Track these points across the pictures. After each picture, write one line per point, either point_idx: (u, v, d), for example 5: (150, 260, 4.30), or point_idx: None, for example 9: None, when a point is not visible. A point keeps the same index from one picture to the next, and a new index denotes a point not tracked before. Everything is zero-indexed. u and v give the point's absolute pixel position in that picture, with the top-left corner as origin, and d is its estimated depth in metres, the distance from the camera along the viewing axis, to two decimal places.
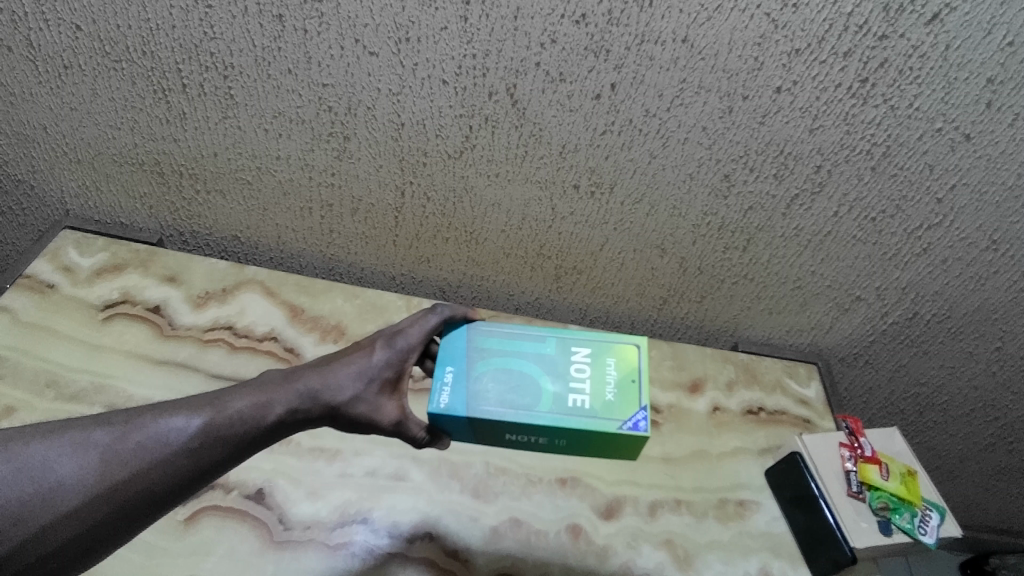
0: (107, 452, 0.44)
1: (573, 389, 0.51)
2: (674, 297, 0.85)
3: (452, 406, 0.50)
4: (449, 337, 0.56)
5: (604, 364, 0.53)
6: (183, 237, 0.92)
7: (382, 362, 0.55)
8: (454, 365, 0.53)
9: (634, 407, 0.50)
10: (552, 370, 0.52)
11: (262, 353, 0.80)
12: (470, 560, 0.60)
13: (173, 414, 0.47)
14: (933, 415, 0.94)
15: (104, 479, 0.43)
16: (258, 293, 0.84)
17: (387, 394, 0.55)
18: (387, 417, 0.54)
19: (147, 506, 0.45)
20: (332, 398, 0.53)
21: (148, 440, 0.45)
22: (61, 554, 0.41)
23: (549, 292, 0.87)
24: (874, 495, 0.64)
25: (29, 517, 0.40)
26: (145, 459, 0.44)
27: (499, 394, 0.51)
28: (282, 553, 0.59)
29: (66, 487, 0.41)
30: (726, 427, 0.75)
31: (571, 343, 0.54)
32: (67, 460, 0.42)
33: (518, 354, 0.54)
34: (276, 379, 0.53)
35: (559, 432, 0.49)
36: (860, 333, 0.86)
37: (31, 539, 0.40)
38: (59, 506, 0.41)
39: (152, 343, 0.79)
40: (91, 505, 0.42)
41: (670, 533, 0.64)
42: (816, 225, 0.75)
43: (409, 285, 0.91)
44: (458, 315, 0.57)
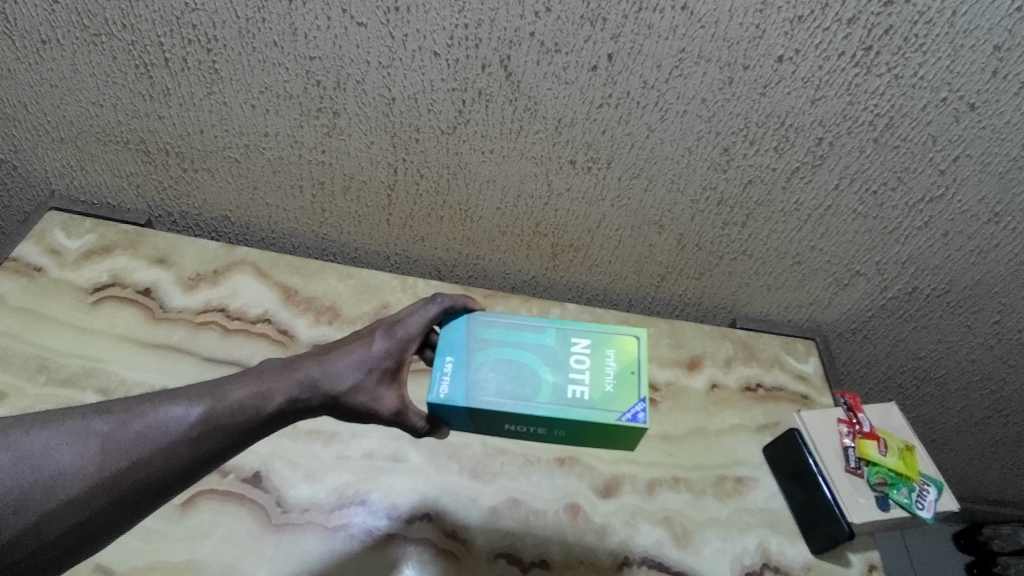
0: (108, 440, 0.43)
1: (573, 380, 0.50)
2: (672, 274, 0.84)
3: (452, 396, 0.49)
4: (450, 326, 0.55)
5: (603, 356, 0.52)
6: (172, 217, 0.90)
7: (382, 351, 0.54)
8: (453, 354, 0.52)
9: (633, 399, 0.49)
10: (552, 361, 0.52)
11: (255, 336, 0.78)
12: (469, 541, 0.60)
13: (173, 403, 0.46)
14: (930, 388, 0.94)
15: (105, 468, 0.42)
16: (250, 274, 0.83)
17: (387, 383, 0.54)
18: (387, 407, 0.53)
19: (147, 494, 0.44)
20: (331, 388, 0.52)
21: (148, 428, 0.44)
22: (63, 541, 0.41)
23: (546, 270, 0.86)
24: (872, 471, 0.64)
25: (30, 505, 0.39)
26: (146, 447, 0.44)
27: (499, 384, 0.50)
28: (280, 536, 0.59)
29: (67, 475, 0.41)
30: (724, 404, 0.74)
31: (571, 335, 0.54)
32: (68, 447, 0.42)
33: (519, 345, 0.53)
34: (276, 368, 0.52)
35: (558, 423, 0.49)
36: (859, 308, 0.85)
37: (32, 527, 0.39)
38: (61, 494, 0.40)
39: (143, 326, 0.78)
40: (92, 493, 0.41)
41: (668, 510, 0.64)
42: (816, 199, 0.73)
43: (404, 265, 0.90)
44: (459, 304, 0.56)
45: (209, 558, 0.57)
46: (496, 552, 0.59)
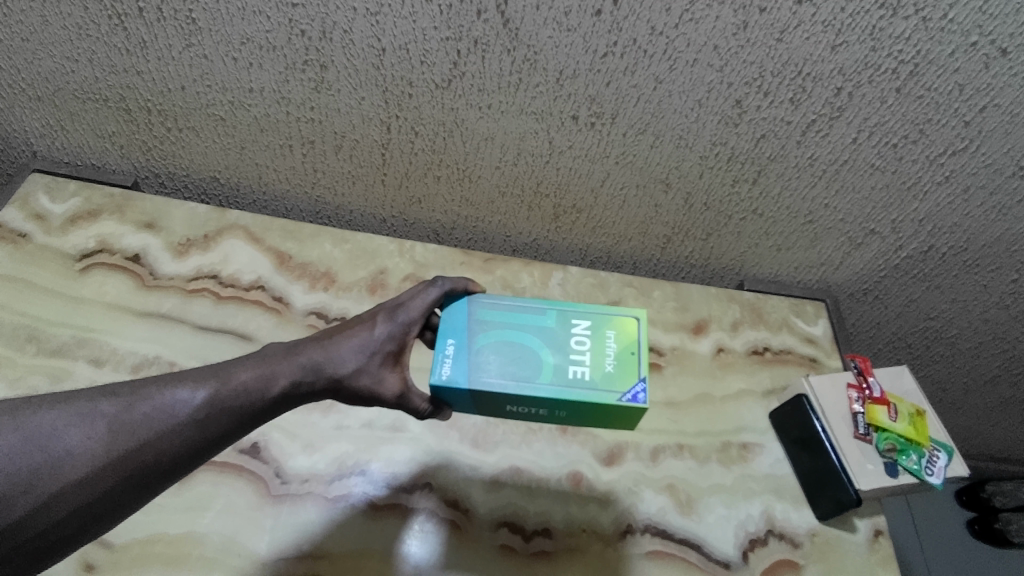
0: (114, 422, 0.42)
1: (573, 362, 0.48)
2: (678, 235, 0.81)
3: (454, 377, 0.47)
4: (450, 310, 0.52)
5: (604, 337, 0.50)
6: (159, 179, 0.87)
7: (384, 335, 0.51)
8: (455, 336, 0.50)
9: (632, 379, 0.47)
10: (552, 343, 0.49)
11: (249, 303, 0.76)
12: (470, 510, 0.59)
13: (178, 385, 0.45)
14: (940, 348, 0.92)
15: (111, 450, 0.41)
16: (242, 239, 0.80)
17: (390, 366, 0.51)
18: (391, 390, 0.51)
19: (155, 475, 0.43)
20: (335, 371, 0.50)
21: (155, 411, 0.43)
22: (72, 521, 0.40)
23: (547, 232, 0.83)
24: (881, 437, 0.62)
25: (39, 485, 0.39)
26: (151, 430, 0.43)
27: (499, 366, 0.48)
28: (280, 508, 0.58)
29: (75, 456, 0.40)
30: (730, 368, 0.73)
31: (572, 316, 0.51)
32: (75, 429, 0.41)
33: (519, 327, 0.50)
34: (277, 353, 0.50)
35: (559, 405, 0.47)
36: (872, 268, 0.82)
37: (42, 507, 0.39)
38: (69, 475, 0.39)
39: (133, 294, 0.76)
40: (99, 474, 0.41)
41: (672, 478, 0.63)
42: (833, 153, 0.69)
43: (401, 228, 0.87)
44: (460, 287, 0.53)
45: (209, 530, 0.56)
46: (497, 521, 0.59)
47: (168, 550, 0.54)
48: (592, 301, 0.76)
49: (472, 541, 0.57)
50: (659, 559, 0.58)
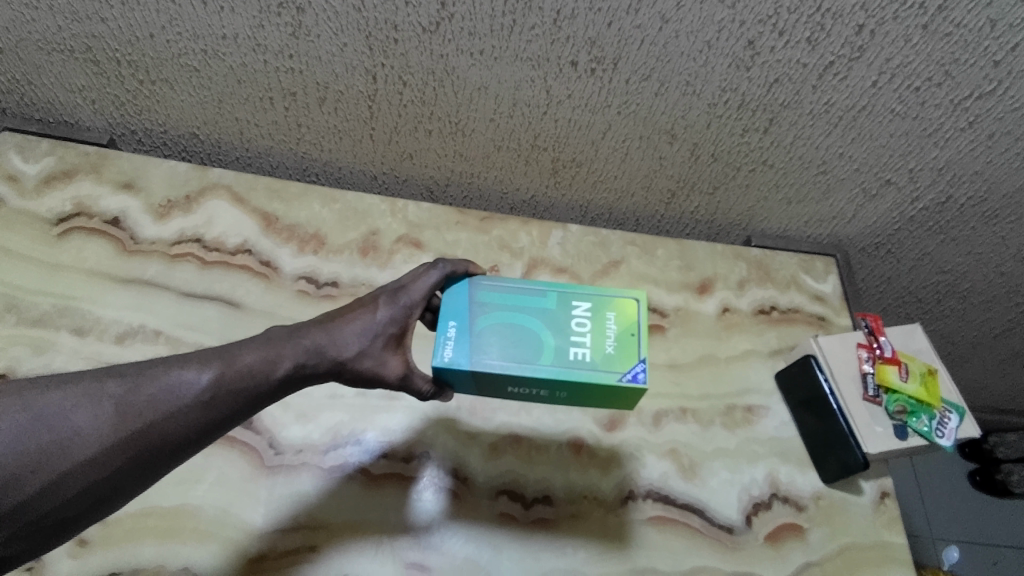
0: (121, 403, 0.40)
1: (574, 343, 0.48)
2: (683, 189, 0.77)
3: (456, 359, 0.46)
4: (451, 293, 0.51)
5: (604, 319, 0.49)
6: (137, 136, 0.82)
7: (387, 318, 0.49)
8: (457, 318, 0.49)
9: (632, 359, 0.47)
10: (553, 324, 0.48)
11: (235, 268, 0.72)
12: (469, 479, 0.57)
13: (185, 365, 0.43)
14: (951, 302, 0.90)
15: (119, 431, 0.39)
16: (226, 199, 0.76)
17: (393, 349, 0.49)
18: (394, 371, 0.49)
19: (163, 456, 0.41)
20: (338, 354, 0.48)
21: (160, 392, 0.41)
22: (79, 501, 0.39)
23: (546, 189, 0.79)
24: (891, 398, 0.61)
25: (47, 464, 0.37)
26: (157, 411, 0.41)
27: (501, 349, 0.47)
28: (274, 479, 0.55)
29: (83, 436, 0.38)
30: (735, 329, 0.70)
31: (573, 297, 0.50)
32: (83, 409, 0.39)
33: (520, 309, 0.49)
34: (280, 334, 0.47)
35: (561, 386, 0.46)
36: (885, 221, 0.79)
37: (49, 487, 0.37)
38: (76, 455, 0.38)
39: (114, 260, 0.72)
40: (108, 454, 0.39)
41: (675, 442, 0.61)
42: (851, 98, 0.64)
43: (393, 186, 0.82)
44: (460, 270, 0.52)
45: (202, 502, 0.54)
46: (497, 489, 0.57)
47: (164, 522, 0.52)
48: (593, 261, 0.73)
49: (472, 509, 0.55)
50: (661, 525, 0.56)
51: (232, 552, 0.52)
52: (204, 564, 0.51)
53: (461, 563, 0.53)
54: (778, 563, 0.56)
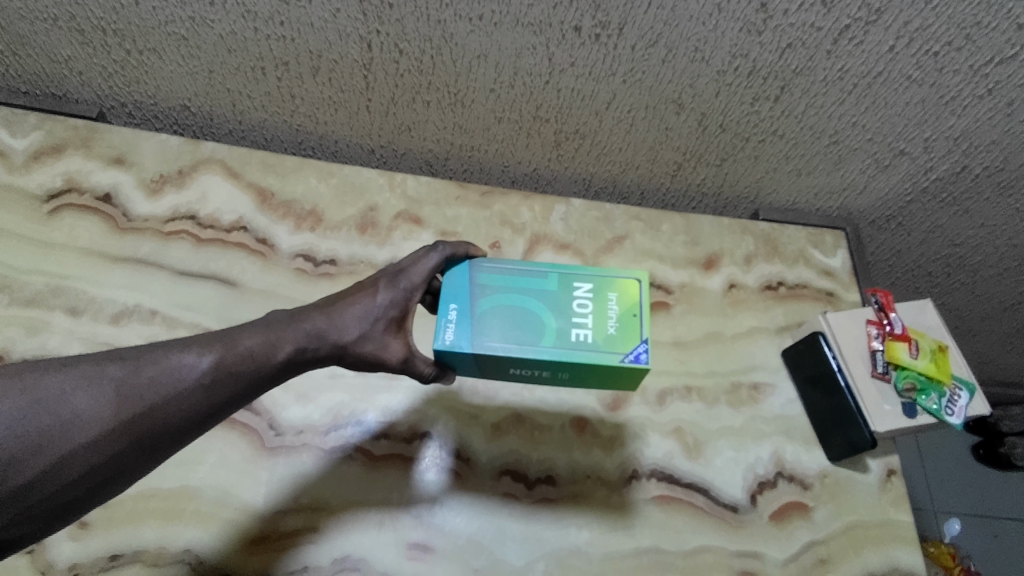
0: (122, 385, 0.39)
1: (575, 325, 0.47)
2: (690, 161, 0.74)
3: (457, 343, 0.46)
4: (451, 275, 0.50)
5: (605, 300, 0.48)
6: (127, 108, 0.79)
7: (387, 301, 0.49)
8: (458, 301, 0.48)
9: (634, 340, 0.46)
10: (554, 306, 0.48)
11: (231, 245, 0.70)
12: (472, 459, 0.56)
13: (185, 349, 0.42)
14: (961, 275, 0.88)
15: (121, 413, 0.38)
16: (220, 174, 0.74)
17: (394, 332, 0.49)
18: (396, 355, 0.49)
19: (166, 438, 0.40)
20: (339, 338, 0.47)
21: (161, 375, 0.40)
22: (81, 484, 0.37)
23: (549, 161, 0.76)
24: (900, 375, 0.59)
25: (49, 445, 0.36)
26: (159, 394, 0.40)
27: (502, 331, 0.47)
28: (275, 460, 0.55)
29: (84, 418, 0.37)
30: (741, 306, 0.69)
31: (574, 278, 0.49)
32: (83, 392, 0.38)
33: (521, 291, 0.48)
34: (281, 318, 0.47)
35: (563, 367, 0.46)
36: (897, 192, 0.76)
37: (50, 469, 0.36)
38: (78, 437, 0.37)
39: (107, 238, 0.70)
40: (109, 437, 0.38)
41: (680, 421, 0.60)
42: (866, 64, 0.61)
43: (391, 159, 0.80)
44: (460, 252, 0.51)
45: (203, 483, 0.53)
46: (499, 469, 0.56)
47: (165, 504, 0.52)
48: (597, 237, 0.71)
49: (474, 489, 0.55)
50: (664, 504, 0.56)
51: (235, 533, 0.51)
52: (206, 546, 0.51)
53: (464, 542, 0.53)
54: (783, 542, 0.56)
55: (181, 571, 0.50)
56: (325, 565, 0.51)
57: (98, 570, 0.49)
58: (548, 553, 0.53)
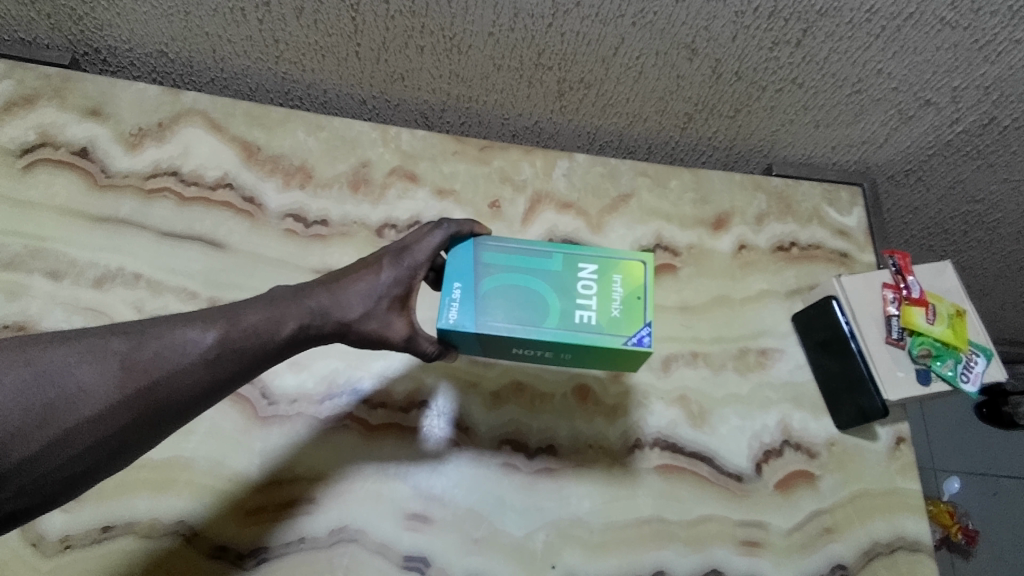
0: (127, 359, 0.38)
1: (580, 306, 0.46)
2: (702, 112, 0.70)
3: (461, 322, 0.45)
4: (456, 253, 0.48)
5: (609, 282, 0.47)
6: (101, 55, 0.74)
7: (390, 279, 0.47)
8: (461, 279, 0.46)
9: (638, 323, 0.45)
10: (558, 286, 0.46)
11: (216, 204, 0.66)
12: (471, 428, 0.55)
13: (189, 324, 0.41)
14: (978, 233, 0.85)
15: (126, 387, 0.38)
16: (203, 127, 0.69)
17: (398, 310, 0.48)
18: (399, 333, 0.47)
19: (170, 413, 0.39)
20: (342, 316, 0.46)
21: (165, 349, 0.39)
22: (87, 457, 0.37)
23: (551, 113, 0.72)
24: (916, 341, 0.57)
25: (55, 418, 0.35)
26: (164, 368, 0.39)
27: (506, 311, 0.45)
28: (269, 430, 0.53)
29: (90, 392, 0.37)
30: (751, 268, 0.66)
31: (579, 259, 0.48)
32: (88, 365, 0.37)
33: (525, 270, 0.47)
34: (285, 294, 0.46)
35: (565, 348, 0.45)
36: (919, 145, 0.72)
37: (55, 442, 0.35)
38: (82, 411, 0.36)
39: (85, 195, 0.66)
40: (114, 410, 0.37)
41: (685, 388, 0.58)
42: (897, 5, 0.56)
43: (384, 111, 0.75)
44: (465, 230, 0.48)
45: (195, 454, 0.52)
46: (499, 438, 0.55)
47: (156, 475, 0.50)
48: (602, 195, 0.67)
49: (473, 459, 0.54)
50: (668, 473, 0.55)
51: (230, 504, 0.50)
52: (199, 517, 0.50)
53: (463, 512, 0.52)
54: (789, 511, 0.55)
55: (175, 542, 0.49)
56: (322, 536, 0.50)
57: (91, 541, 0.48)
58: (549, 522, 0.52)
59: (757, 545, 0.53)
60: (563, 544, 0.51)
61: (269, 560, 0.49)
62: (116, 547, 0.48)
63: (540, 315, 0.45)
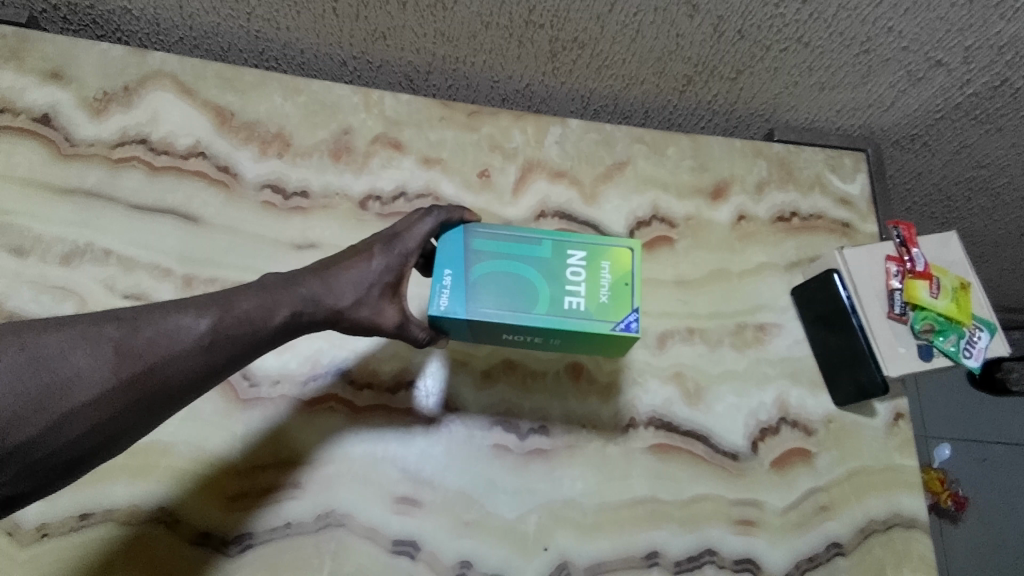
0: (121, 344, 0.36)
1: (569, 292, 0.44)
2: (702, 74, 0.66)
3: (452, 309, 0.43)
4: (446, 240, 0.46)
5: (597, 268, 0.45)
6: (60, 12, 0.68)
7: (382, 267, 0.47)
8: (452, 266, 0.44)
9: (625, 309, 0.44)
10: (547, 273, 0.44)
11: (189, 174, 0.63)
12: (461, 409, 0.53)
13: (182, 310, 0.39)
14: (982, 199, 0.82)
15: (120, 373, 0.35)
16: (172, 91, 0.65)
17: (389, 297, 0.47)
18: (391, 320, 0.47)
19: (166, 400, 0.37)
20: (334, 303, 0.45)
21: (160, 335, 0.37)
22: (81, 444, 0.34)
23: (543, 75, 0.68)
24: (919, 316, 0.55)
25: (50, 403, 0.33)
26: (159, 354, 0.37)
27: (496, 297, 0.44)
28: (251, 412, 0.51)
29: (84, 377, 0.34)
30: (750, 239, 0.63)
31: (568, 245, 0.45)
32: (81, 350, 0.35)
33: (514, 257, 0.45)
34: (276, 281, 0.44)
35: (554, 334, 0.44)
36: (927, 109, 0.69)
37: (50, 428, 0.33)
38: (77, 396, 0.34)
39: (48, 165, 0.62)
40: (110, 396, 0.35)
41: (681, 365, 0.57)
42: None
43: (366, 73, 0.71)
44: (455, 217, 0.47)
45: (174, 438, 0.50)
46: (490, 420, 0.53)
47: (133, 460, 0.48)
48: (596, 163, 0.64)
49: (463, 441, 0.52)
50: (662, 452, 0.54)
51: (211, 489, 0.49)
52: (180, 503, 0.48)
53: (454, 495, 0.50)
54: (785, 489, 0.54)
55: (156, 529, 0.47)
56: (309, 521, 0.49)
57: (67, 530, 0.46)
58: (541, 504, 0.51)
59: (752, 524, 0.53)
60: (556, 526, 0.50)
61: (254, 546, 0.48)
62: (94, 535, 0.47)
63: (529, 302, 0.43)
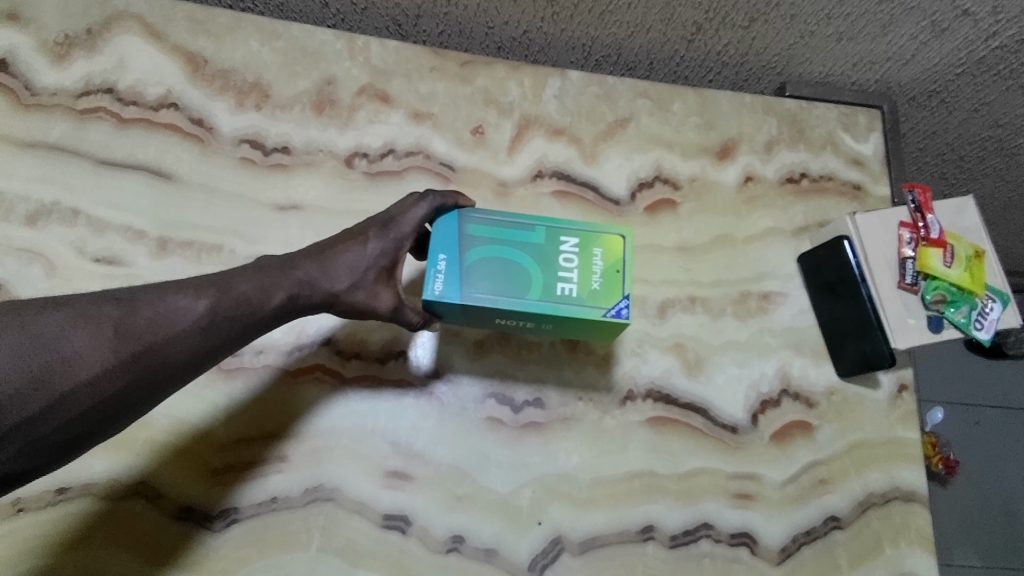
0: (121, 324, 0.34)
1: (562, 279, 0.42)
2: (712, 22, 0.61)
3: (447, 294, 0.41)
4: (440, 226, 0.44)
5: (590, 256, 0.42)
6: None
7: (377, 251, 0.44)
8: (447, 252, 0.42)
9: (616, 295, 0.41)
10: (540, 258, 0.42)
11: (161, 128, 0.58)
12: (453, 380, 0.51)
13: (180, 291, 0.37)
14: (996, 159, 0.79)
15: (121, 352, 0.33)
16: (140, 34, 0.60)
17: (385, 281, 0.44)
18: (386, 305, 0.44)
19: (168, 379, 0.35)
20: (331, 286, 0.42)
21: (159, 315, 0.35)
22: (84, 421, 0.32)
23: (541, 21, 0.62)
24: (930, 286, 0.53)
25: (52, 381, 0.31)
26: (159, 334, 0.34)
27: (489, 283, 0.41)
28: (233, 383, 0.49)
29: (85, 356, 0.32)
30: (757, 203, 0.60)
31: (561, 232, 0.43)
32: (80, 329, 0.33)
33: (506, 242, 0.42)
34: (274, 263, 0.41)
35: (548, 320, 0.42)
36: (948, 64, 0.65)
37: (52, 406, 0.31)
38: (79, 375, 0.32)
39: (6, 116, 0.57)
40: (114, 374, 0.33)
41: (681, 335, 0.55)
42: None
43: (350, 17, 0.65)
44: (450, 202, 0.44)
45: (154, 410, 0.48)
46: (483, 391, 0.51)
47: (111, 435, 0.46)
48: (597, 120, 0.60)
49: (455, 414, 0.50)
50: (660, 426, 0.52)
51: (193, 463, 0.47)
52: (161, 477, 0.47)
53: (446, 469, 0.49)
54: (784, 462, 0.53)
55: (137, 504, 0.46)
56: (296, 496, 0.47)
57: (45, 504, 0.45)
58: (536, 478, 0.50)
59: (749, 497, 0.52)
60: (551, 500, 0.49)
61: (240, 521, 0.46)
62: (75, 509, 0.45)
63: (522, 287, 0.41)
